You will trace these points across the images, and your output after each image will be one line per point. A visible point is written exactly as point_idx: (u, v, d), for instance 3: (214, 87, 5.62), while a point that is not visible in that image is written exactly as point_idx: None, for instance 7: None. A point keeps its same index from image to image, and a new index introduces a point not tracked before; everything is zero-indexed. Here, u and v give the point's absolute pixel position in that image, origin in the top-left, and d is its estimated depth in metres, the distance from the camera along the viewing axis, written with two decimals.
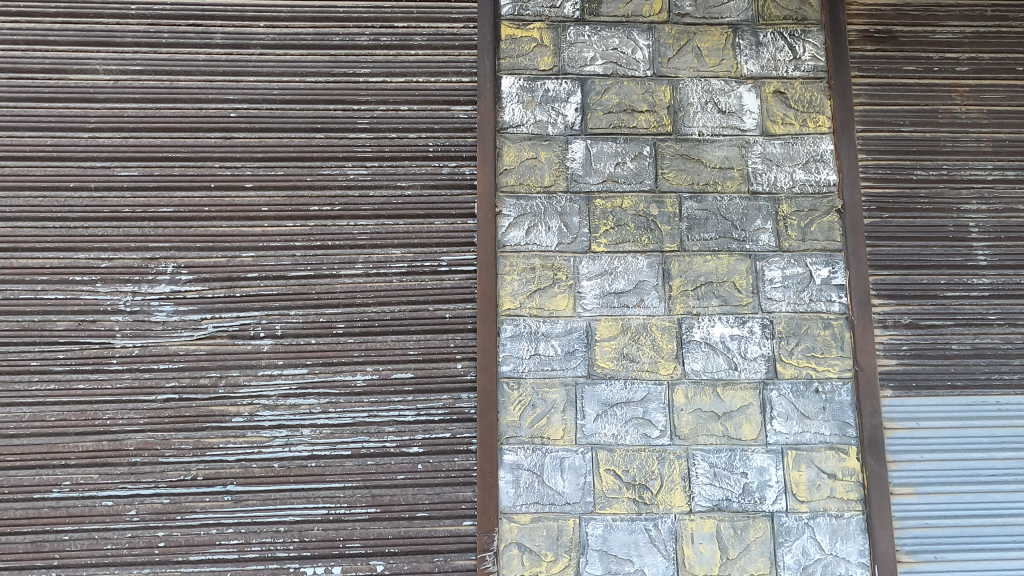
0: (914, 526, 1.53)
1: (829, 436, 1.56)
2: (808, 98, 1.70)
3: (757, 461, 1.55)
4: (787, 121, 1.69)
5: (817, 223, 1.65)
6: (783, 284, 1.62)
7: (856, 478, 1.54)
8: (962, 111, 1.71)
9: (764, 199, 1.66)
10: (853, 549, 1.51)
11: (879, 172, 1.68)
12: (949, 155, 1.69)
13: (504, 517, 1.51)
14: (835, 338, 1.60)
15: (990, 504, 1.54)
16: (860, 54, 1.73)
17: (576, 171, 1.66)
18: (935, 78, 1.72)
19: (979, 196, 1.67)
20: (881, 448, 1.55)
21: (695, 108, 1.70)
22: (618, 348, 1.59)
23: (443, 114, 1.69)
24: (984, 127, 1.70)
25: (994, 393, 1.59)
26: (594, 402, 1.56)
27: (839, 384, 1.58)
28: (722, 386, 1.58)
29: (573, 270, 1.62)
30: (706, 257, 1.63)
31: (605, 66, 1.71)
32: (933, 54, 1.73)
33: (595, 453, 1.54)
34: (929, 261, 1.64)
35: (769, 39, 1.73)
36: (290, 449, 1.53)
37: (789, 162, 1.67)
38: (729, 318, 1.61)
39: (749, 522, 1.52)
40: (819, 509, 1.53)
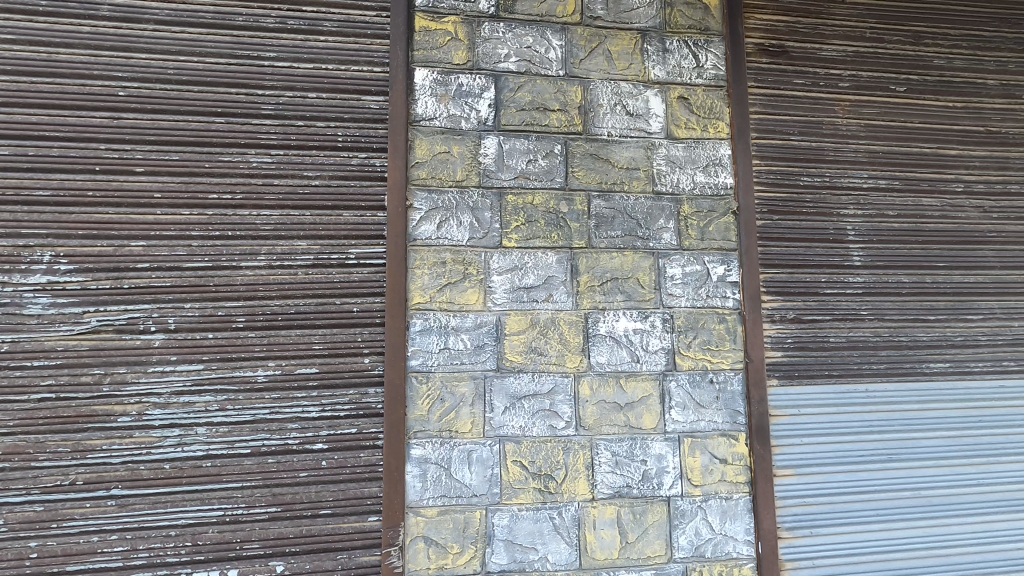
0: (794, 505, 1.66)
1: (721, 423, 1.67)
2: (709, 105, 1.80)
3: (656, 448, 1.63)
4: (689, 126, 1.78)
5: (715, 224, 1.75)
6: (683, 281, 1.71)
7: (744, 463, 1.66)
8: (843, 123, 1.86)
9: (667, 200, 1.74)
10: (740, 527, 1.63)
11: (770, 177, 1.80)
12: (831, 163, 1.84)
13: (411, 511, 1.51)
14: (729, 331, 1.71)
15: (858, 482, 1.69)
16: (756, 66, 1.85)
17: (488, 166, 1.67)
18: (821, 91, 1.86)
19: (856, 202, 1.83)
20: (767, 433, 1.67)
21: (604, 109, 1.75)
22: (526, 342, 1.62)
23: (353, 104, 1.65)
24: (861, 139, 1.86)
25: (864, 381, 1.75)
26: (502, 395, 1.59)
27: (731, 374, 1.69)
28: (625, 378, 1.65)
29: (484, 265, 1.63)
30: (612, 253, 1.69)
31: (519, 64, 1.73)
32: (819, 70, 1.87)
33: (502, 445, 1.57)
34: (812, 261, 1.78)
35: (675, 46, 1.81)
36: (183, 450, 1.46)
37: (691, 165, 1.76)
38: (633, 312, 1.68)
39: (647, 507, 1.60)
40: (711, 492, 1.63)
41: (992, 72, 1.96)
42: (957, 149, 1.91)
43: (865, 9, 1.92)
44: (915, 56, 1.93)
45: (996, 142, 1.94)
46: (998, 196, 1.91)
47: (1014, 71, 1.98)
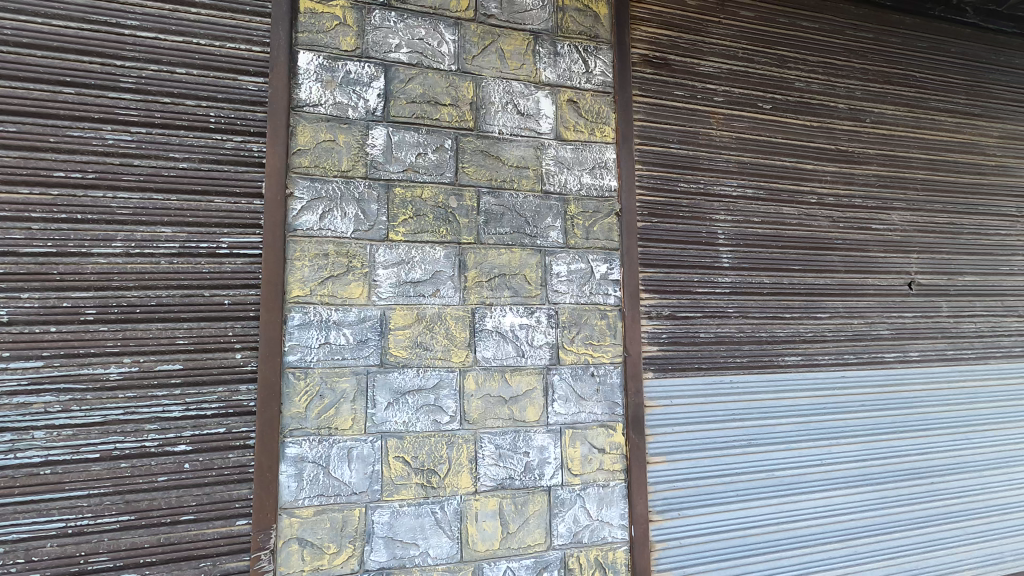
0: (664, 489, 1.78)
1: (601, 415, 1.75)
2: (596, 110, 1.87)
3: (539, 440, 1.68)
4: (578, 129, 1.84)
5: (599, 224, 1.83)
6: (568, 278, 1.77)
7: (621, 451, 1.75)
8: (717, 135, 2.01)
9: (555, 199, 1.79)
10: (615, 513, 1.71)
11: (651, 182, 1.91)
12: (705, 171, 1.98)
13: (284, 513, 1.45)
14: (610, 327, 1.79)
15: (722, 466, 1.84)
16: (641, 76, 1.95)
17: (375, 157, 1.64)
18: (698, 104, 2.00)
19: (726, 208, 1.99)
20: (642, 423, 1.78)
21: (496, 107, 1.77)
22: (411, 337, 1.61)
23: (228, 83, 1.55)
24: (732, 150, 2.02)
25: (729, 373, 1.91)
26: (385, 390, 1.57)
27: (610, 368, 1.78)
28: (510, 372, 1.68)
29: (369, 258, 1.60)
30: (500, 249, 1.72)
31: (410, 55, 1.70)
32: (697, 84, 2.01)
33: (384, 441, 1.55)
34: (686, 261, 1.91)
35: (565, 50, 1.86)
36: (16, 456, 1.31)
37: (578, 167, 1.83)
38: (519, 308, 1.72)
39: (528, 497, 1.65)
40: (589, 480, 1.70)
41: (843, 97, 2.20)
42: (812, 164, 2.12)
43: (738, 31, 2.08)
44: (779, 78, 2.12)
45: (844, 159, 2.17)
46: (845, 208, 2.15)
47: (860, 97, 2.23)
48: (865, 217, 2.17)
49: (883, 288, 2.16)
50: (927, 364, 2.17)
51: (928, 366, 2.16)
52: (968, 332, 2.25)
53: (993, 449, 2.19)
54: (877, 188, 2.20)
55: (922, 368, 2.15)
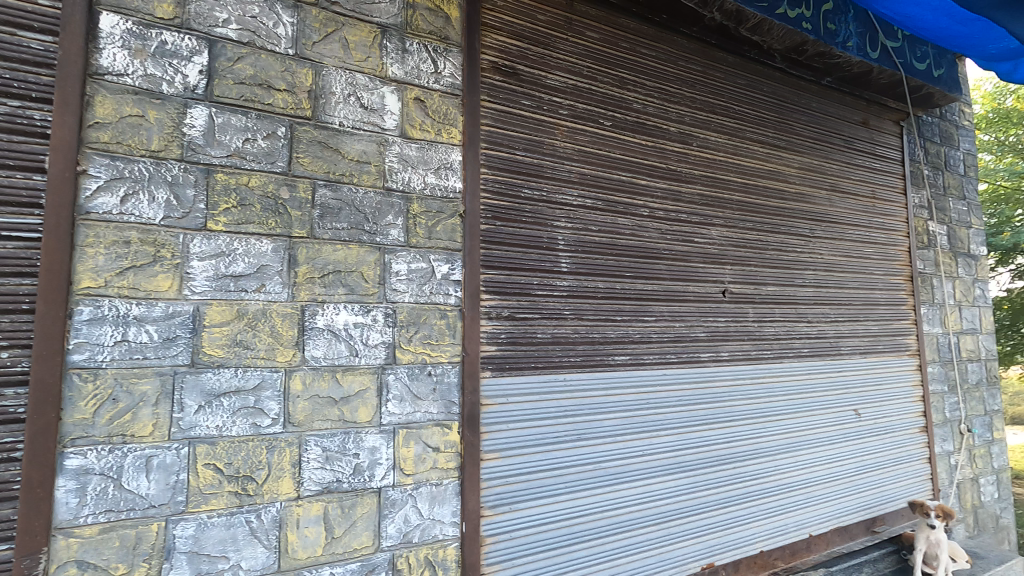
0: (496, 484, 1.85)
1: (436, 414, 1.75)
2: (444, 111, 1.88)
3: (370, 441, 1.65)
4: (424, 128, 1.84)
5: (442, 224, 1.83)
6: (408, 277, 1.76)
7: (455, 450, 1.77)
8: (560, 146, 2.13)
9: (397, 197, 1.77)
10: (447, 510, 1.73)
11: (495, 186, 1.97)
12: (548, 180, 2.08)
13: (59, 534, 1.27)
14: (449, 327, 1.81)
15: (552, 459, 1.95)
16: (489, 82, 2.00)
17: (194, 139, 1.50)
18: (544, 115, 2.10)
19: (566, 216, 2.11)
20: (477, 421, 1.82)
21: (337, 98, 1.71)
22: (230, 335, 1.49)
23: (5, 40, 1.34)
24: (574, 161, 2.15)
25: (563, 371, 2.03)
26: (196, 393, 1.44)
27: (448, 367, 1.80)
28: (341, 372, 1.63)
29: (182, 249, 1.46)
30: (335, 245, 1.66)
31: (240, 33, 1.58)
32: (543, 96, 2.11)
33: (191, 448, 1.42)
34: (526, 265, 2.00)
35: (414, 48, 1.84)
36: None
37: (423, 166, 1.82)
38: (355, 306, 1.67)
39: (356, 499, 1.61)
40: (422, 479, 1.71)
41: (674, 121, 2.43)
42: (646, 180, 2.32)
43: (584, 49, 2.21)
44: (619, 98, 2.28)
45: (673, 177, 2.40)
46: (672, 222, 2.38)
47: (689, 123, 2.48)
48: (689, 231, 2.42)
49: (702, 295, 2.42)
50: (735, 363, 2.47)
51: (735, 365, 2.46)
52: (768, 335, 2.59)
53: (784, 436, 2.55)
54: (700, 205, 2.46)
55: (731, 367, 2.44)
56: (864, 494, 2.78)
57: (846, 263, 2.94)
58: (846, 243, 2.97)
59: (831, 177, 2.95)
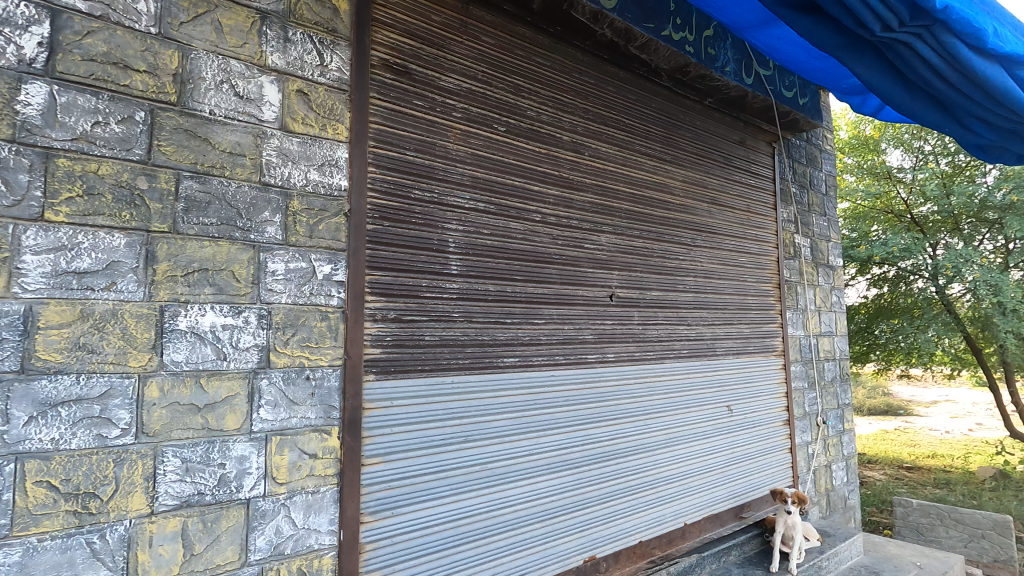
0: (378, 489, 1.81)
1: (314, 419, 1.69)
2: (329, 106, 1.81)
3: (238, 450, 1.55)
4: (307, 122, 1.76)
5: (325, 223, 1.77)
6: (285, 278, 1.68)
7: (334, 456, 1.72)
8: (453, 148, 2.13)
9: (275, 193, 1.68)
10: (324, 519, 1.68)
11: (384, 186, 1.93)
12: (440, 181, 2.08)
13: None
14: (330, 329, 1.75)
15: (437, 462, 1.95)
16: (379, 79, 1.96)
17: (30, 119, 1.34)
18: (436, 116, 2.10)
19: (458, 219, 2.11)
20: (358, 426, 1.78)
21: (207, 84, 1.59)
22: (71, 338, 1.35)
23: None
24: (467, 165, 2.16)
25: (451, 373, 2.04)
26: (26, 402, 1.28)
27: (328, 370, 1.74)
28: (206, 377, 1.52)
29: (12, 241, 1.30)
30: (203, 242, 1.55)
31: (91, 4, 1.43)
32: (436, 97, 2.10)
33: (19, 465, 1.26)
34: (415, 266, 1.98)
35: (297, 38, 1.76)
36: None
37: (305, 162, 1.74)
38: (224, 307, 1.57)
39: (221, 512, 1.51)
40: (296, 488, 1.64)
41: (567, 130, 2.51)
42: (538, 186, 2.38)
43: (478, 54, 2.23)
44: (513, 104, 2.33)
45: (565, 185, 2.48)
46: (564, 228, 2.46)
47: (581, 133, 2.57)
48: (579, 237, 2.51)
49: (590, 299, 2.52)
50: (619, 364, 2.60)
51: (620, 365, 2.59)
52: (651, 337, 2.75)
53: (663, 432, 2.72)
54: (590, 213, 2.57)
55: (616, 367, 2.57)
56: (733, 483, 3.03)
57: (722, 271, 3.19)
58: (723, 252, 3.22)
59: (711, 190, 3.19)
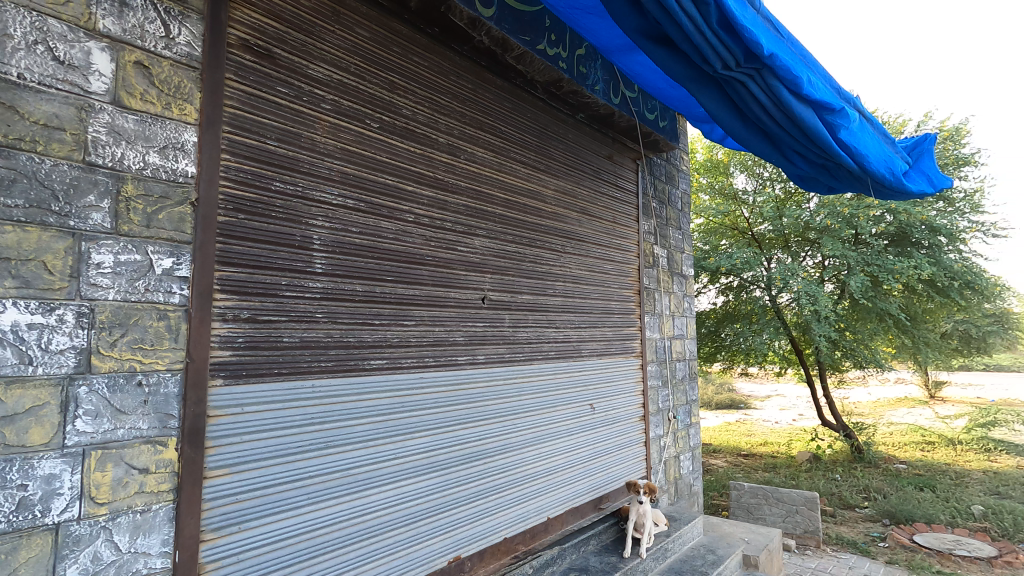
0: (223, 504, 1.67)
1: (146, 430, 1.51)
2: (175, 83, 1.64)
3: (45, 469, 1.33)
4: (146, 99, 1.57)
5: (166, 212, 1.60)
6: (114, 271, 1.48)
7: (170, 469, 1.55)
8: (321, 141, 2.03)
9: (102, 174, 1.47)
10: (156, 540, 1.51)
11: (240, 176, 1.79)
12: (305, 175, 1.97)
13: None
14: (169, 329, 1.58)
15: (293, 471, 1.85)
16: (238, 60, 1.81)
17: None
18: (302, 106, 1.99)
19: (324, 215, 2.02)
20: (201, 435, 1.63)
21: (15, 43, 1.35)
22: None
23: None
24: (335, 159, 2.07)
25: (311, 377, 1.94)
26: None
27: (166, 376, 1.56)
28: (4, 386, 1.28)
29: None
30: (4, 227, 1.31)
31: None
32: (303, 86, 1.99)
33: None
34: (274, 264, 1.86)
35: (137, 4, 1.57)
36: None
37: (142, 143, 1.56)
38: (30, 303, 1.33)
39: (19, 542, 1.27)
40: (121, 508, 1.44)
41: (443, 132, 2.51)
42: (412, 186, 2.35)
43: (351, 45, 2.15)
44: (387, 101, 2.28)
45: (439, 186, 2.48)
46: (437, 229, 2.45)
47: (457, 136, 2.59)
48: (452, 239, 2.52)
49: (462, 301, 2.54)
50: (489, 365, 2.65)
51: (490, 367, 2.65)
52: (521, 339, 2.84)
53: (530, 430, 2.83)
54: (464, 216, 2.59)
55: (485, 369, 2.62)
56: (593, 476, 3.23)
57: (589, 277, 3.39)
58: (590, 259, 3.42)
59: (581, 201, 3.37)
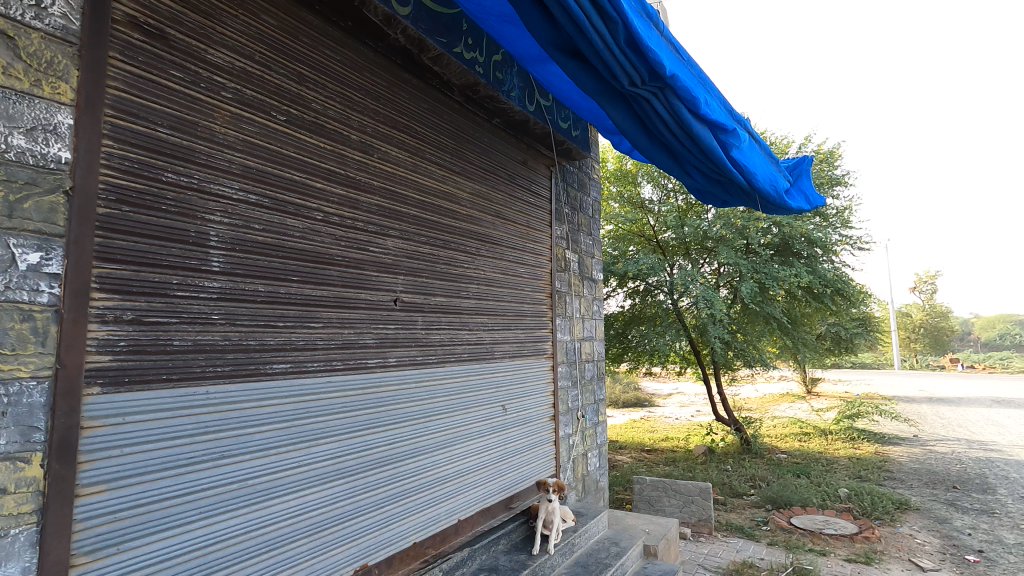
0: (99, 524, 1.52)
1: (4, 446, 1.34)
2: (47, 57, 1.48)
3: None
4: (11, 73, 1.40)
5: (33, 200, 1.43)
6: None
7: (34, 489, 1.39)
8: (220, 132, 1.91)
9: None
10: (14, 569, 1.34)
11: (125, 164, 1.63)
12: (201, 166, 1.84)
13: None
14: (35, 332, 1.41)
15: (183, 484, 1.72)
16: (124, 38, 1.66)
17: None
18: (200, 93, 1.86)
19: (223, 210, 1.90)
20: (73, 450, 1.47)
21: None
22: None
23: None
24: (237, 151, 1.96)
25: (205, 384, 1.81)
26: None
27: (30, 384, 1.40)
28: None
29: None
30: None
31: None
32: (201, 71, 1.86)
33: None
34: (163, 261, 1.72)
35: None
36: None
37: (4, 122, 1.38)
38: None
39: None
40: None
41: (355, 129, 2.45)
42: (321, 183, 2.27)
43: (256, 32, 2.04)
44: (295, 93, 2.19)
45: (351, 185, 2.41)
46: (347, 229, 2.38)
47: (370, 134, 2.53)
48: (364, 239, 2.46)
49: (373, 303, 2.49)
50: (401, 368, 2.61)
51: (401, 370, 2.61)
52: (434, 341, 2.83)
53: (441, 433, 2.82)
54: (377, 216, 2.53)
55: (397, 372, 2.58)
56: (504, 477, 3.27)
57: (503, 280, 3.43)
58: (504, 262, 3.47)
59: (496, 204, 3.41)
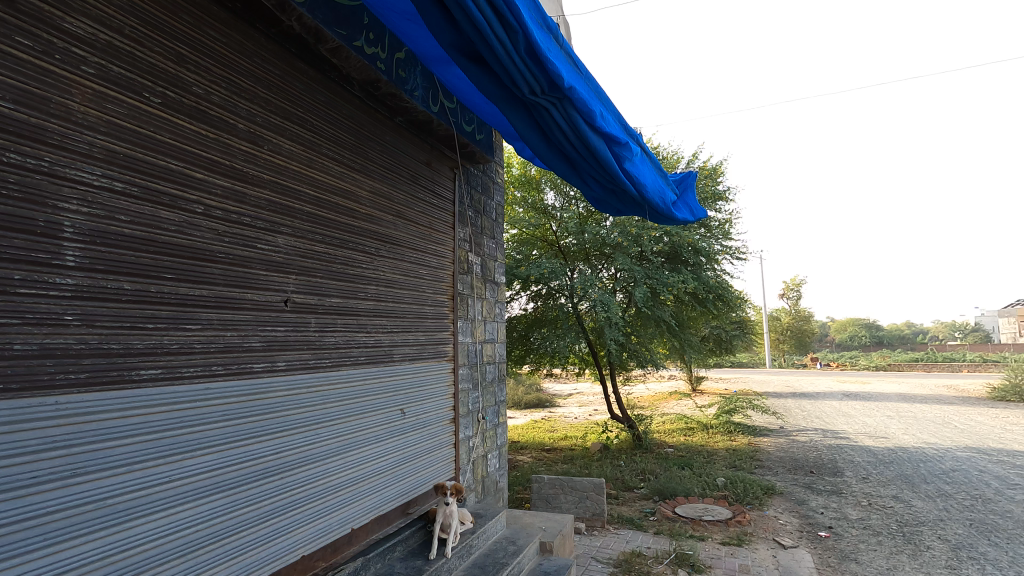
0: None
1: None
2: None
3: None
4: None
5: None
6: None
7: None
8: (80, 111, 1.71)
9: None
10: None
11: None
12: (55, 148, 1.64)
13: None
14: None
15: (22, 508, 1.51)
16: None
17: None
18: (54, 65, 1.65)
19: (81, 197, 1.70)
20: None
21: None
22: None
23: None
24: (100, 133, 1.76)
25: (54, 393, 1.61)
26: None
27: None
28: None
29: None
30: None
31: None
32: (56, 40, 1.66)
33: None
34: (3, 254, 1.51)
35: None
36: None
37: None
38: None
39: None
40: None
41: (243, 117, 2.29)
42: (202, 174, 2.10)
43: (127, 4, 1.85)
44: (173, 74, 2.01)
45: (237, 177, 2.25)
46: (232, 224, 2.21)
47: (260, 124, 2.38)
48: (251, 236, 2.30)
49: (261, 304, 2.34)
50: (291, 372, 2.48)
51: (291, 374, 2.47)
52: (328, 344, 2.71)
53: (334, 440, 2.71)
54: (266, 211, 2.38)
55: (286, 376, 2.44)
56: (401, 482, 3.21)
57: (403, 281, 3.37)
58: (405, 263, 3.41)
59: (397, 204, 3.35)
